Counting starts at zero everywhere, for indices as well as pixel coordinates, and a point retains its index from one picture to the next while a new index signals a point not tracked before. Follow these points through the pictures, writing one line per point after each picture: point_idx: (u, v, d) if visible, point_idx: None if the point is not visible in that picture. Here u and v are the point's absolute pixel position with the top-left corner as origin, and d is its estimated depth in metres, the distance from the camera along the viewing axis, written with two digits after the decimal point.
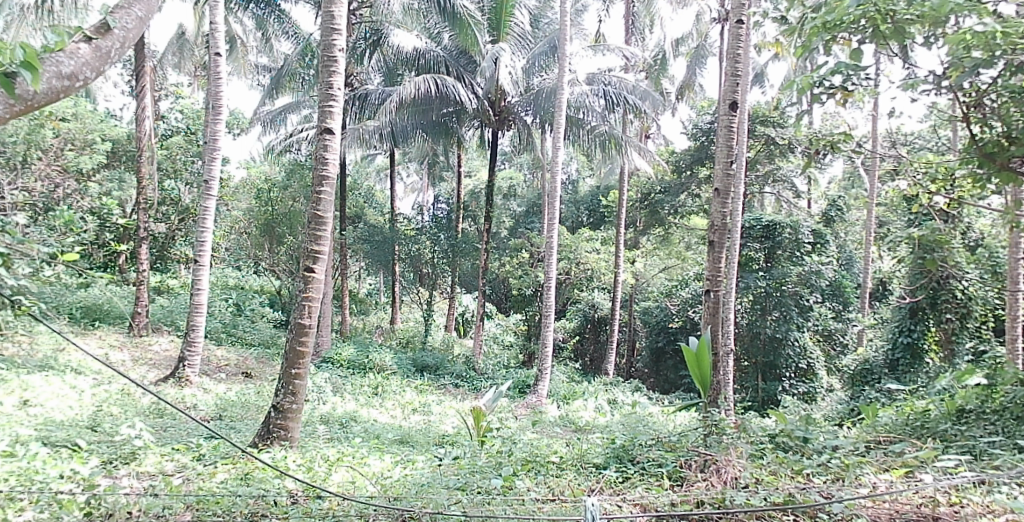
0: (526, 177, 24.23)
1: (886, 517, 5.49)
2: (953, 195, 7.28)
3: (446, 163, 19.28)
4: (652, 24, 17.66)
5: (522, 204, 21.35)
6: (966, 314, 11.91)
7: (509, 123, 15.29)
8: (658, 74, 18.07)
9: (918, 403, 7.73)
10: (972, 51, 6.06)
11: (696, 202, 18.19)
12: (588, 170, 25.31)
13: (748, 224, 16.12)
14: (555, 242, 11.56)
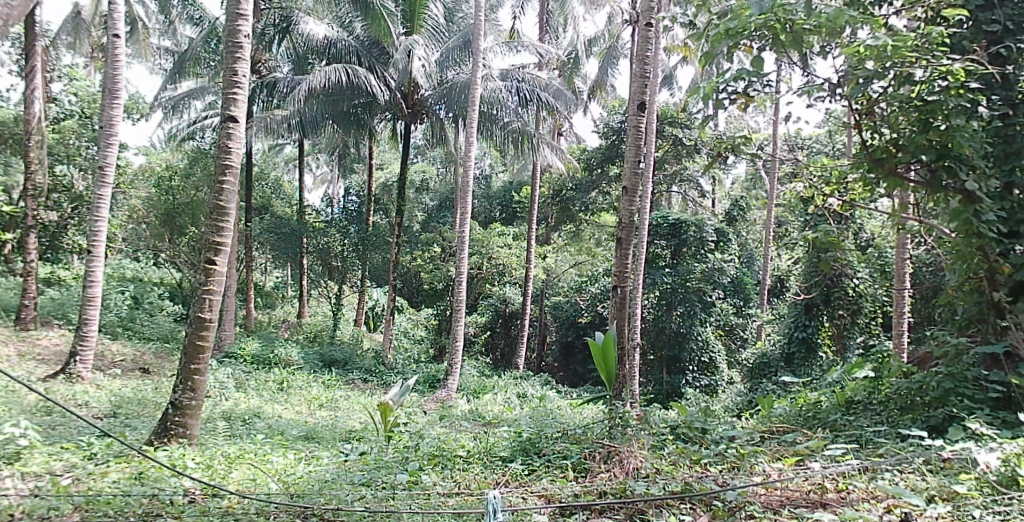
0: (440, 171, 24.22)
1: (777, 504, 5.75)
2: (846, 197, 7.58)
3: (358, 155, 19.02)
4: (566, 23, 17.91)
5: (434, 198, 21.33)
6: (857, 310, 12.73)
7: (422, 116, 15.26)
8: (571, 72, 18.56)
9: (810, 395, 8.08)
10: (865, 62, 6.36)
11: (606, 200, 18.56)
12: (501, 166, 25.49)
13: (655, 221, 16.79)
14: (467, 237, 11.54)
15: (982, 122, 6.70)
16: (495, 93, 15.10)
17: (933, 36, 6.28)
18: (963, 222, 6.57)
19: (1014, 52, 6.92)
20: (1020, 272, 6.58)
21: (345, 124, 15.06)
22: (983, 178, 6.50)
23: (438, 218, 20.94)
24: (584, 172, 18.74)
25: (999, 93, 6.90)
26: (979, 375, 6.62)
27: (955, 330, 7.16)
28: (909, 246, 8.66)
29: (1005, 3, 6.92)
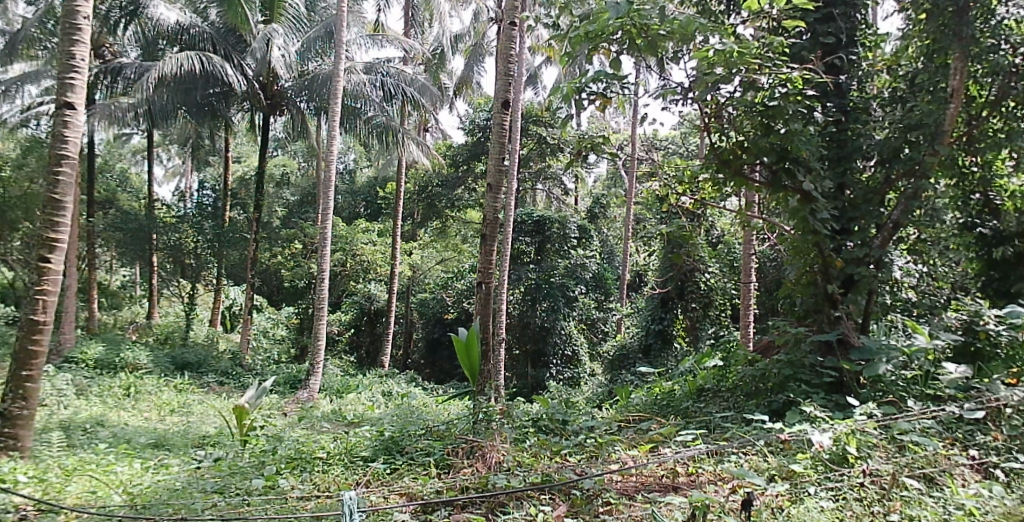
0: (301, 165, 23.72)
1: (632, 490, 5.97)
2: (697, 196, 7.93)
3: (213, 147, 18.27)
4: (432, 19, 18.01)
5: (296, 193, 20.93)
6: (708, 303, 13.47)
7: (281, 109, 15.02)
8: (437, 68, 18.82)
9: (665, 384, 8.42)
10: (714, 68, 6.66)
11: (472, 196, 18.72)
12: (366, 161, 25.29)
13: (520, 218, 16.99)
14: (329, 233, 11.31)
15: (818, 126, 7.19)
16: (358, 86, 14.94)
17: (775, 45, 6.67)
18: (800, 220, 7.03)
19: (847, 63, 7.49)
20: (850, 266, 7.12)
21: (199, 114, 14.51)
22: (818, 179, 6.99)
23: (299, 214, 20.81)
24: (450, 168, 18.88)
25: (833, 101, 7.47)
26: (814, 362, 7.12)
27: (794, 319, 7.67)
28: (753, 242, 9.19)
29: (839, 17, 7.43)
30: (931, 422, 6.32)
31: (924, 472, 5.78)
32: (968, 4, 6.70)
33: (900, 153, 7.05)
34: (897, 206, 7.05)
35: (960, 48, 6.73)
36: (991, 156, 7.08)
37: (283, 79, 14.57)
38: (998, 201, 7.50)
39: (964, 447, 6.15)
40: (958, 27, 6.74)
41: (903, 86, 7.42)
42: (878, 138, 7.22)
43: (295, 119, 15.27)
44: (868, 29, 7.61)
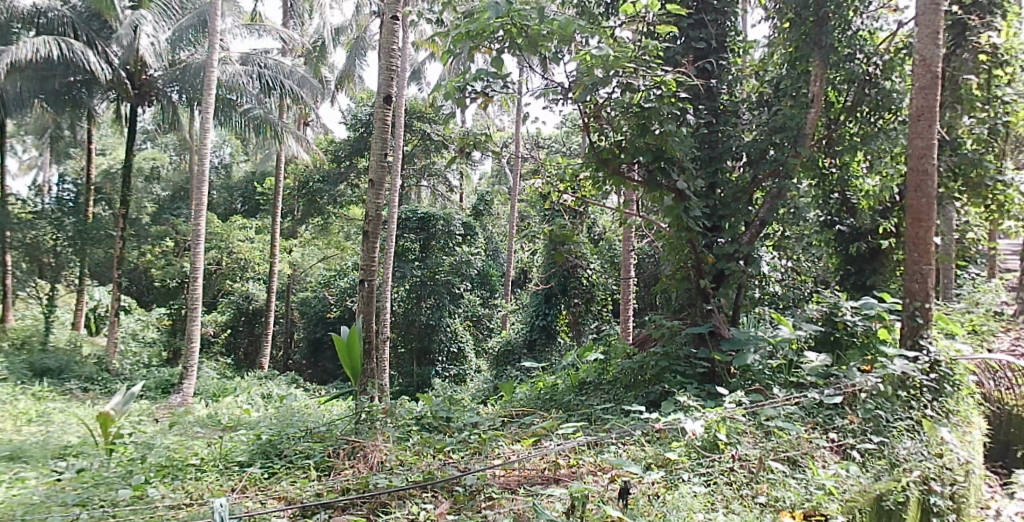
0: (172, 158, 22.82)
1: (514, 484, 6.03)
2: (579, 194, 8.06)
3: (74, 139, 17.18)
4: (312, 10, 17.92)
5: (167, 188, 20.14)
6: (590, 298, 13.98)
7: (150, 98, 14.41)
8: (318, 60, 18.67)
9: (548, 378, 8.57)
10: (593, 70, 6.74)
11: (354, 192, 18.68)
12: (243, 155, 24.62)
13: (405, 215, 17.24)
14: (200, 229, 11.13)
15: (691, 128, 7.47)
16: (233, 77, 14.65)
17: (650, 49, 6.89)
18: (674, 217, 7.28)
19: (717, 67, 7.77)
20: (721, 261, 7.47)
21: (57, 103, 13.64)
22: (691, 178, 7.29)
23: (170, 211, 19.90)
24: (332, 164, 18.60)
25: (704, 104, 7.76)
26: (688, 353, 7.42)
27: (670, 313, 7.97)
28: (633, 239, 9.46)
29: (710, 23, 7.71)
30: (794, 408, 6.65)
31: (788, 455, 6.09)
32: (827, 15, 7.17)
33: (765, 153, 7.40)
34: (764, 205, 7.45)
35: (821, 56, 7.19)
36: (847, 158, 7.57)
37: (152, 69, 13.95)
38: (854, 200, 8.02)
39: (824, 431, 6.46)
40: (818, 36, 7.21)
41: (769, 91, 7.87)
42: (746, 140, 7.57)
43: (166, 110, 14.79)
44: (737, 36, 7.95)
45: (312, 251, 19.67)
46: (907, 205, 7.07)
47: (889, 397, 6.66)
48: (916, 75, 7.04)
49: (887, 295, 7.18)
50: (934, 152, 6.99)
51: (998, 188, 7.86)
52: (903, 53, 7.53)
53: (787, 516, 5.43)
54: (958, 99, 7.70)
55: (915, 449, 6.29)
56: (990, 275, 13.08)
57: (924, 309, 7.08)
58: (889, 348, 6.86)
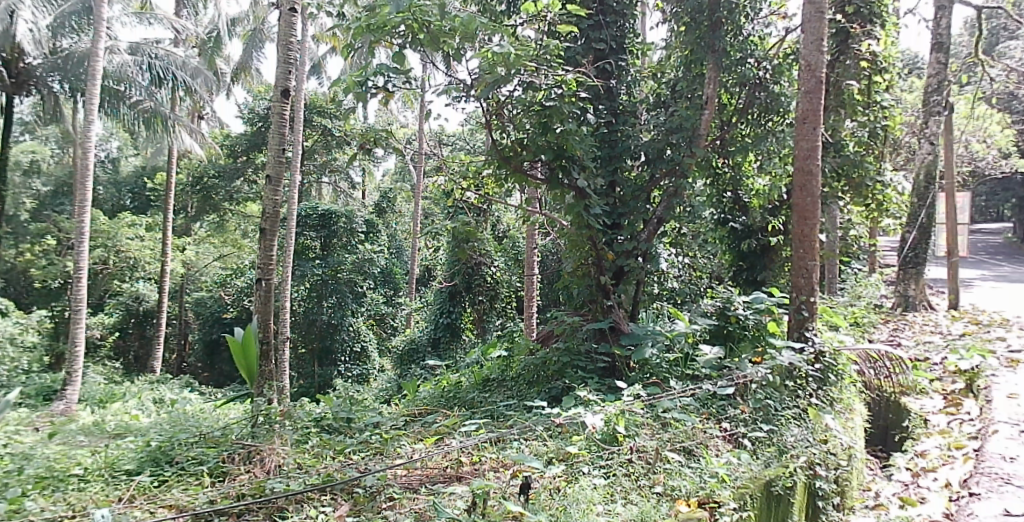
0: (54, 150, 21.70)
1: (415, 483, 5.95)
2: (481, 192, 8.11)
3: None
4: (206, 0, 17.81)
5: (48, 183, 19.21)
6: (494, 295, 15.08)
7: (27, 89, 14.07)
8: (212, 53, 18.32)
9: (452, 376, 8.58)
10: (495, 68, 6.73)
11: (252, 189, 18.55)
12: (132, 150, 23.79)
13: (305, 212, 17.00)
14: (84, 228, 10.73)
15: (591, 127, 7.59)
16: (120, 67, 15.22)
17: (551, 48, 6.98)
18: (576, 215, 7.38)
19: (616, 68, 7.93)
20: (620, 258, 7.66)
21: None
22: (591, 177, 7.40)
23: (53, 207, 18.94)
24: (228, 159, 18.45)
25: (605, 103, 7.88)
26: (590, 348, 7.59)
27: (572, 309, 8.12)
28: (535, 236, 9.59)
29: (609, 25, 7.84)
30: (689, 399, 6.87)
31: (683, 445, 6.27)
32: (720, 20, 7.42)
33: (663, 153, 7.63)
34: (661, 203, 7.66)
35: (714, 60, 7.44)
36: (739, 159, 7.85)
37: (30, 57, 13.55)
38: (745, 199, 8.41)
39: (717, 421, 6.68)
40: (711, 41, 7.45)
41: (666, 92, 8.12)
42: (644, 140, 7.74)
43: (46, 102, 14.30)
44: (636, 38, 8.14)
45: (207, 249, 19.45)
46: (794, 204, 7.37)
47: (778, 387, 6.96)
48: (802, 80, 7.34)
49: (774, 291, 7.59)
50: (817, 154, 7.32)
51: (876, 188, 8.33)
52: (791, 59, 7.86)
53: (681, 504, 5.56)
54: (842, 104, 8.06)
55: (802, 436, 6.52)
56: (868, 270, 13.97)
57: (810, 302, 7.37)
58: (778, 340, 7.19)
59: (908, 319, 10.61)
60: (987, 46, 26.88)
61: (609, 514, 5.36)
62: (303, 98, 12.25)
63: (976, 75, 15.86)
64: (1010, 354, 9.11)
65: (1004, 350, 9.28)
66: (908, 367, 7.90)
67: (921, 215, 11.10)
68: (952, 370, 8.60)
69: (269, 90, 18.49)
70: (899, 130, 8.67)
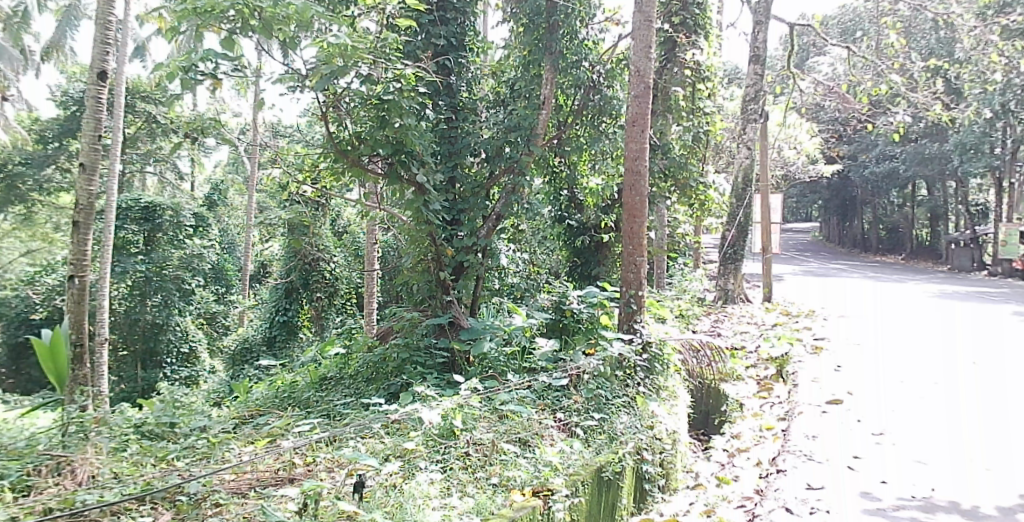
0: None
1: (245, 488, 5.66)
2: (317, 186, 7.98)
3: None
4: None
5: None
6: (333, 291, 16.05)
7: None
8: (18, 27, 17.66)
9: (287, 376, 8.36)
10: (332, 59, 6.52)
11: (66, 178, 17.63)
12: None
13: (126, 204, 16.22)
14: None
15: (431, 123, 7.58)
16: None
17: (389, 41, 6.90)
18: (414, 211, 7.38)
19: (455, 65, 7.98)
20: (460, 254, 7.74)
21: None
22: (430, 172, 7.40)
23: None
24: (36, 144, 17.18)
25: (444, 100, 7.90)
26: (429, 344, 7.65)
27: (412, 305, 8.13)
28: (376, 232, 9.56)
29: (449, 21, 7.89)
30: (525, 391, 7.03)
31: (519, 436, 6.36)
32: (556, 23, 7.66)
33: (501, 151, 7.82)
34: (499, 200, 7.80)
35: (551, 61, 7.67)
36: (574, 157, 8.31)
37: None
38: (580, 196, 8.81)
39: (552, 412, 6.90)
40: (548, 43, 7.68)
41: (505, 91, 8.33)
42: (484, 136, 7.93)
43: None
44: (475, 36, 8.22)
45: (13, 245, 18.41)
46: (624, 202, 7.73)
47: (608, 377, 7.25)
48: (632, 84, 7.70)
49: (606, 285, 7.90)
50: (645, 156, 7.72)
51: (700, 189, 8.85)
52: (622, 64, 8.26)
53: (516, 493, 5.61)
54: (669, 109, 8.56)
55: (629, 423, 6.79)
56: (693, 265, 15.04)
57: (638, 296, 7.77)
58: (608, 332, 7.52)
59: (728, 311, 11.42)
60: (795, 63, 30.36)
61: (445, 508, 5.34)
62: (124, 81, 11.62)
63: (789, 87, 17.54)
64: (815, 342, 10.17)
65: (810, 339, 10.30)
66: (727, 355, 8.40)
67: (739, 214, 11.88)
68: (764, 357, 9.39)
69: (86, 71, 17.65)
70: (720, 134, 9.34)
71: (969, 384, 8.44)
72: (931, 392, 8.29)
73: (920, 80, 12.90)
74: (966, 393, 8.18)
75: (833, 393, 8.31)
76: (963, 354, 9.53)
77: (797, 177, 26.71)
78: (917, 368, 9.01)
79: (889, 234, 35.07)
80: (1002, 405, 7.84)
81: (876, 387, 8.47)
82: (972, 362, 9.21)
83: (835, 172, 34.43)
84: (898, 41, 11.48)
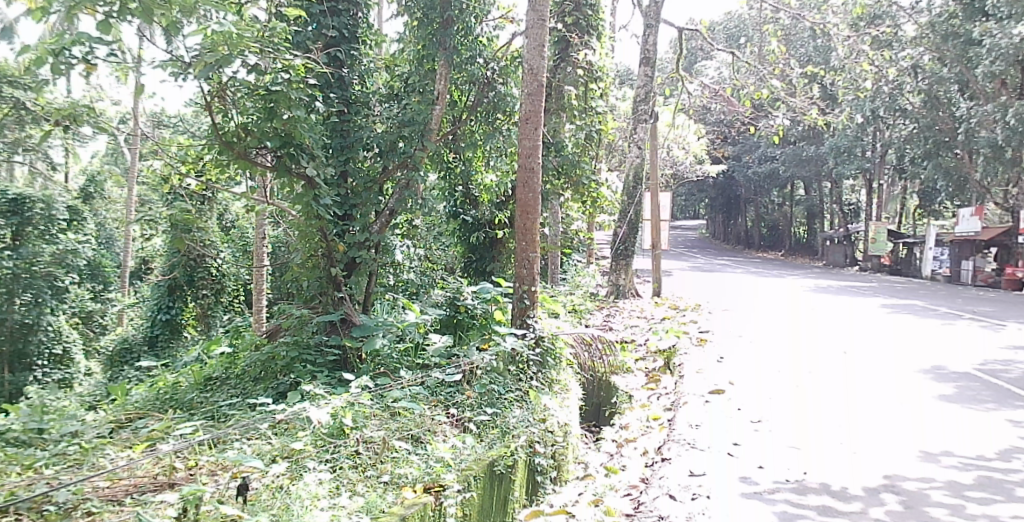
0: None
1: (120, 495, 5.21)
2: (202, 179, 7.71)
3: None
4: None
5: None
6: (219, 289, 16.80)
7: None
8: None
9: (169, 376, 8.06)
10: (214, 47, 6.21)
11: None
12: None
13: None
14: None
15: (320, 116, 7.44)
16: None
17: (277, 30, 6.67)
18: (304, 205, 7.22)
19: (347, 57, 7.85)
20: (352, 250, 7.71)
21: None
22: (320, 166, 7.28)
23: None
24: None
25: (336, 92, 7.78)
26: (319, 341, 7.53)
27: (302, 302, 8.01)
28: (265, 226, 9.38)
29: (340, 13, 7.77)
30: (418, 388, 6.98)
31: (411, 433, 6.20)
32: (450, 19, 7.68)
33: (395, 145, 7.75)
34: (393, 195, 7.77)
35: (445, 56, 7.67)
36: (469, 153, 8.37)
37: None
38: (475, 192, 9.05)
39: (445, 408, 6.82)
40: (442, 38, 7.70)
41: (399, 85, 8.28)
42: (376, 130, 7.82)
43: None
44: (369, 28, 8.14)
45: None
46: (517, 199, 7.81)
47: (501, 372, 7.29)
48: (526, 82, 7.79)
49: (500, 281, 8.00)
50: (538, 153, 7.83)
51: (591, 186, 9.07)
52: (516, 62, 8.36)
53: (408, 491, 5.37)
54: (562, 107, 8.78)
55: (522, 417, 6.74)
56: (586, 261, 15.43)
57: (531, 292, 7.90)
58: (502, 327, 7.60)
59: (619, 305, 11.80)
60: (684, 64, 31.70)
61: (333, 509, 5.00)
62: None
63: (677, 90, 18.85)
64: (701, 335, 10.64)
65: (696, 332, 10.76)
66: (616, 349, 8.61)
67: (631, 211, 12.23)
68: (652, 350, 9.75)
69: None
70: (611, 134, 9.67)
71: (839, 372, 9.02)
72: (805, 380, 8.80)
73: (797, 84, 13.70)
74: (836, 381, 8.74)
75: (716, 383, 8.72)
76: (837, 344, 10.17)
77: (685, 176, 27.86)
78: (794, 358, 9.56)
79: (770, 231, 39.31)
80: (868, 391, 8.40)
81: (756, 377, 8.92)
82: (842, 351, 9.85)
83: (721, 172, 36.53)
84: (778, 48, 12.13)
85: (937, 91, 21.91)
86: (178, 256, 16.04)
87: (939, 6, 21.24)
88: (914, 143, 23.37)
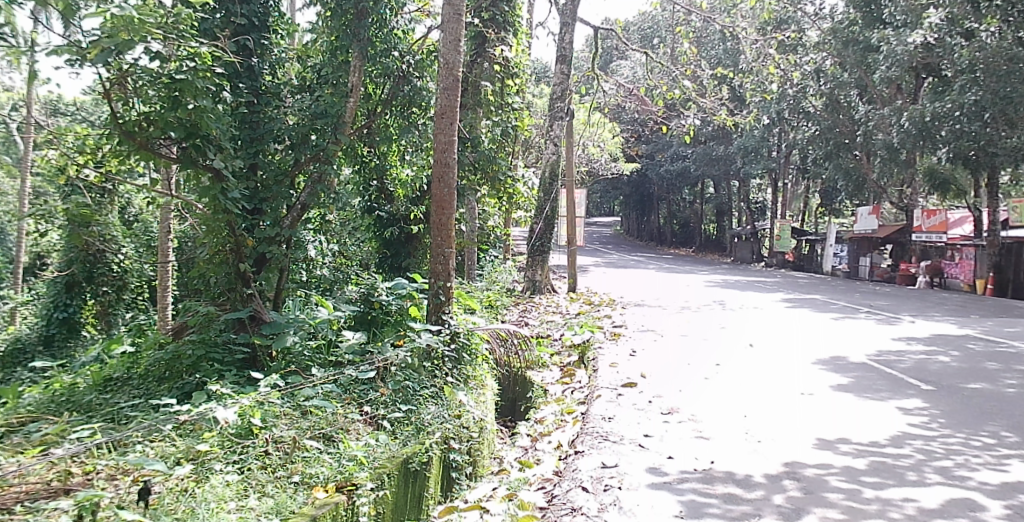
0: None
1: (10, 503, 4.88)
2: (101, 170, 7.33)
3: None
4: None
5: None
6: (122, 287, 16.21)
7: None
8: None
9: (65, 377, 7.69)
10: (112, 33, 5.89)
11: None
12: None
13: None
14: None
15: (228, 106, 7.22)
16: None
17: (183, 16, 6.33)
18: (211, 199, 7.01)
19: (257, 46, 7.66)
20: (262, 245, 7.52)
21: None
22: (228, 158, 7.06)
23: None
24: None
25: (245, 82, 7.57)
26: (227, 340, 7.31)
27: (209, 300, 7.75)
28: (171, 220, 9.10)
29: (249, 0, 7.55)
30: (330, 386, 6.86)
31: (323, 432, 6.06)
32: (365, 10, 7.46)
33: (307, 138, 7.63)
34: (305, 189, 7.63)
35: (359, 48, 7.50)
36: (384, 147, 8.27)
37: None
38: (390, 187, 9.06)
39: (358, 405, 6.72)
40: (356, 29, 7.49)
41: (311, 77, 8.10)
42: (288, 123, 7.65)
43: None
44: (280, 18, 7.97)
45: None
46: (433, 194, 7.77)
47: (415, 369, 7.24)
48: (441, 76, 7.74)
49: (415, 277, 7.94)
50: (454, 148, 7.83)
51: (508, 182, 9.09)
52: (432, 55, 8.35)
53: (319, 491, 5.22)
54: (479, 103, 8.81)
55: (436, 413, 6.66)
56: (504, 257, 15.57)
57: (446, 287, 7.86)
58: (417, 323, 7.55)
59: (535, 301, 11.97)
60: (601, 63, 32.26)
61: (241, 511, 4.79)
62: None
63: (593, 89, 19.45)
64: (614, 329, 10.91)
65: (610, 326, 11.03)
66: (531, 344, 8.69)
67: (547, 208, 12.38)
68: (567, 345, 9.96)
69: None
70: (527, 130, 9.75)
71: (745, 364, 9.38)
72: (713, 372, 9.11)
73: (708, 85, 14.06)
74: (742, 373, 9.08)
75: (629, 376, 8.94)
76: (743, 337, 10.60)
77: (601, 173, 28.41)
78: (702, 351, 9.91)
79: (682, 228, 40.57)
80: (772, 382, 8.77)
81: (666, 370, 9.20)
82: (748, 344, 10.25)
83: (636, 171, 37.44)
84: (690, 49, 12.42)
85: (839, 95, 22.86)
86: (76, 251, 15.40)
87: (841, 13, 22.26)
88: (817, 144, 24.39)
